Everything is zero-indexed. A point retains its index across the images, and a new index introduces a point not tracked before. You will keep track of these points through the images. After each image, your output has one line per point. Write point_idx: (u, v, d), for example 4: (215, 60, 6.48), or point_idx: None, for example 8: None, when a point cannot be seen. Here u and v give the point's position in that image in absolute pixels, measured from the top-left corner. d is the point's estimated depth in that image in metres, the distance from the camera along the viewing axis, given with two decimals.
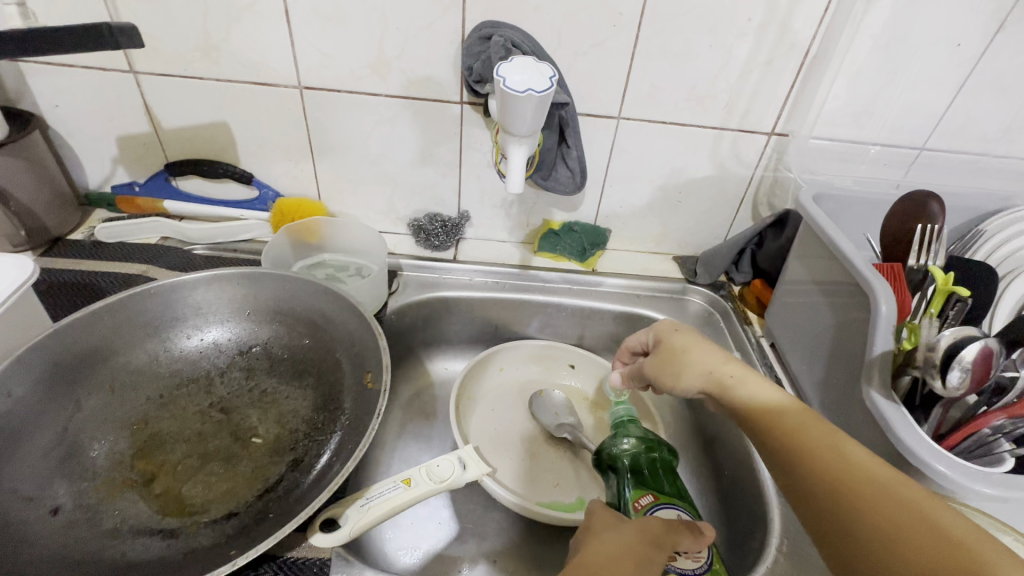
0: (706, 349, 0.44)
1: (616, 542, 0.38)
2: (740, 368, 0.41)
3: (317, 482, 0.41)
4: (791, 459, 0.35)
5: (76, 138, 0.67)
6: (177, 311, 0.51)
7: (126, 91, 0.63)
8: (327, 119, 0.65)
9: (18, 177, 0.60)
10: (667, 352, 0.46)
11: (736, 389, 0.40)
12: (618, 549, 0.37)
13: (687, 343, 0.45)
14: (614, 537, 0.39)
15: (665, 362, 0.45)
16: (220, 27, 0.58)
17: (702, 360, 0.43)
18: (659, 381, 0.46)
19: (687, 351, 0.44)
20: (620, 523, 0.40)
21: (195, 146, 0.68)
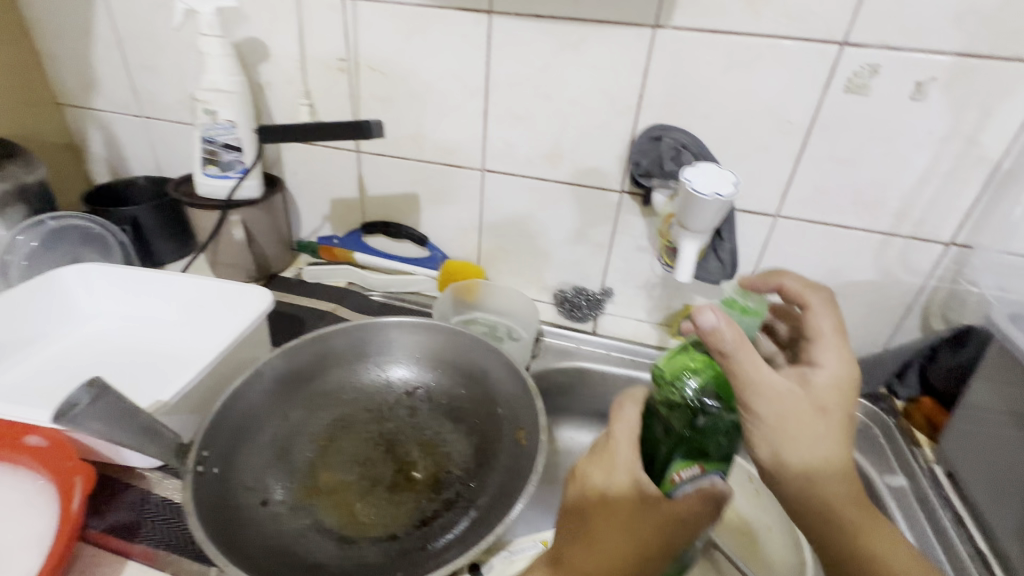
0: (820, 429, 0.41)
1: (608, 548, 0.39)
2: (825, 470, 0.41)
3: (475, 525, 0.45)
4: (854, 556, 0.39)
5: (302, 198, 0.84)
6: (365, 347, 0.60)
7: (348, 165, 0.79)
8: (499, 197, 0.75)
9: (259, 223, 0.76)
10: (789, 404, 0.40)
11: (816, 492, 0.40)
12: (614, 554, 0.38)
13: (824, 443, 0.41)
14: (614, 525, 0.40)
15: (793, 405, 0.40)
16: (431, 121, 0.71)
17: (796, 453, 0.41)
18: (764, 418, 0.40)
19: (796, 436, 0.40)
20: (617, 538, 0.39)
21: (388, 211, 0.81)
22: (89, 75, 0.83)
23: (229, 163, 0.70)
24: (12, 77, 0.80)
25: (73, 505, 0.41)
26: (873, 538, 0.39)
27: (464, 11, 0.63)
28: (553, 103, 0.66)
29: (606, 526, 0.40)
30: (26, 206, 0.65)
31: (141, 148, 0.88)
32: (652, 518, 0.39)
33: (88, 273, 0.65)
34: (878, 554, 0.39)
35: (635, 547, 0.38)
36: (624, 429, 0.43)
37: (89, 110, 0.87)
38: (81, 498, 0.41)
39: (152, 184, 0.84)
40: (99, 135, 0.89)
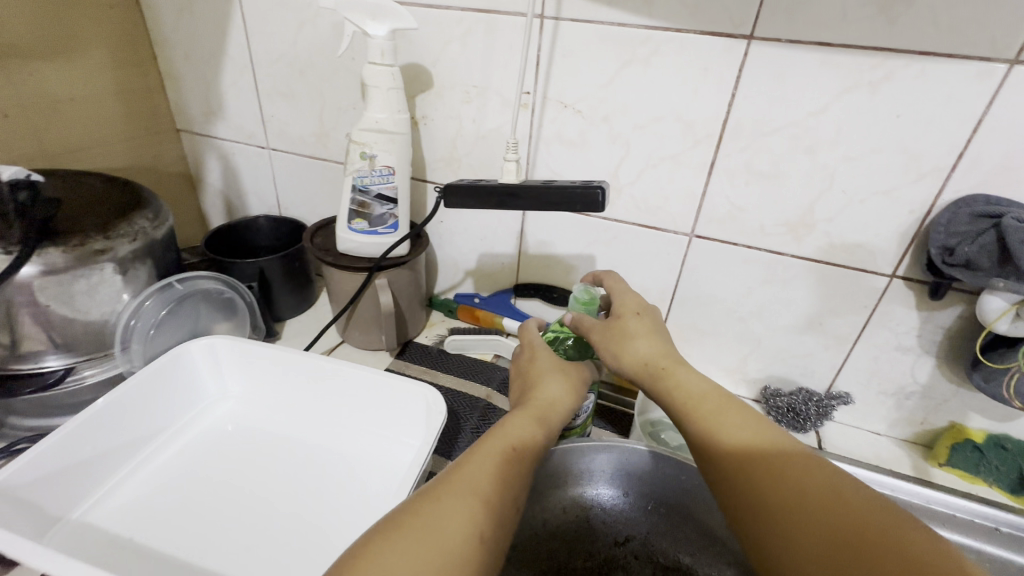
0: (630, 334, 0.42)
1: (556, 386, 0.42)
2: (677, 362, 0.40)
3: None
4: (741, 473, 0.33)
5: (444, 250, 0.71)
6: (578, 481, 0.46)
7: (509, 217, 0.65)
8: (706, 269, 0.59)
9: (402, 285, 0.62)
10: (616, 327, 0.43)
11: (667, 380, 0.39)
12: (559, 396, 0.42)
13: (643, 349, 0.41)
14: (548, 361, 0.45)
15: (614, 328, 0.43)
16: (632, 171, 0.56)
17: (637, 347, 0.41)
18: (593, 337, 0.43)
19: (634, 336, 0.42)
20: (559, 382, 0.43)
21: (550, 273, 0.67)
22: (215, 99, 0.73)
23: (380, 216, 0.58)
24: (136, 101, 0.71)
25: None
26: (729, 425, 0.35)
27: (710, 35, 0.47)
28: (815, 158, 0.49)
29: (545, 372, 0.44)
30: (152, 264, 0.54)
31: (262, 182, 0.78)
32: (579, 371, 0.45)
33: (230, 356, 0.56)
34: (722, 437, 0.35)
35: (569, 396, 0.43)
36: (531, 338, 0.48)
37: (210, 138, 0.77)
38: None
39: (274, 225, 0.73)
40: (217, 165, 0.79)
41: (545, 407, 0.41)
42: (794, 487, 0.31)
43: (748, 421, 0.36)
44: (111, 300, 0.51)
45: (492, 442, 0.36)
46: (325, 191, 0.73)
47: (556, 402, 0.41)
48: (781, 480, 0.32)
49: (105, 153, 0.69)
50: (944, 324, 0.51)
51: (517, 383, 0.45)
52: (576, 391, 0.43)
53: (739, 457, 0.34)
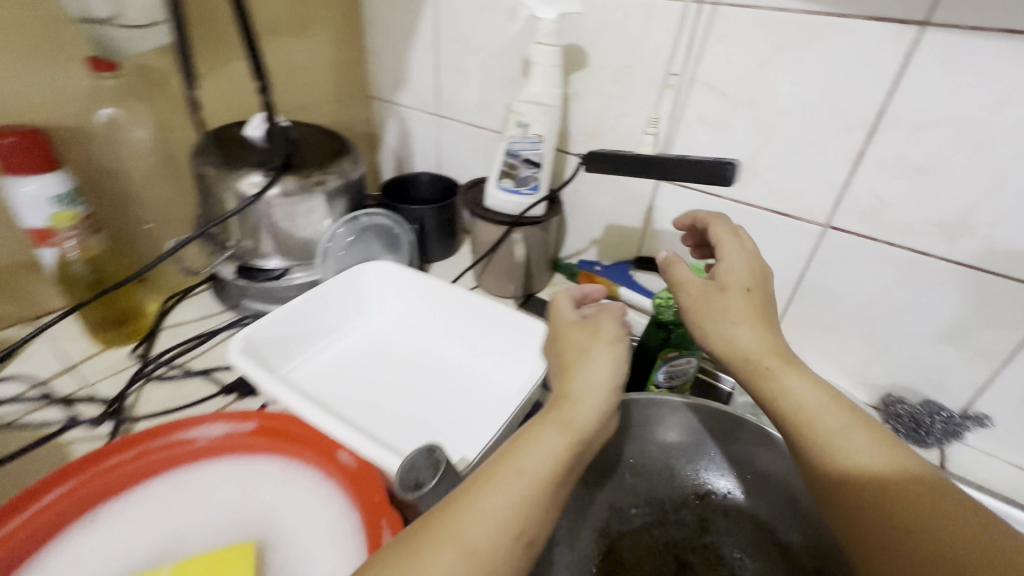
0: (734, 315, 0.41)
1: (602, 368, 0.39)
2: (781, 361, 0.39)
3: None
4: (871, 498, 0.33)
5: (574, 218, 0.77)
6: (669, 430, 0.50)
7: (640, 192, 0.69)
8: (837, 262, 0.58)
9: (536, 241, 0.70)
10: (719, 301, 0.42)
11: (774, 382, 0.38)
12: (601, 378, 0.39)
13: (746, 337, 0.40)
14: (588, 337, 0.42)
15: (712, 302, 0.42)
16: (771, 156, 0.57)
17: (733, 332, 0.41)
18: (691, 309, 0.43)
19: (735, 322, 0.41)
20: (604, 366, 0.39)
21: (672, 249, 0.70)
22: (402, 72, 0.87)
23: (525, 178, 0.66)
24: (345, 71, 0.88)
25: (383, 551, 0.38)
26: (852, 446, 0.35)
27: (875, 22, 0.47)
28: (982, 154, 0.46)
29: (591, 363, 0.39)
30: (347, 199, 0.69)
31: (429, 146, 0.91)
32: (621, 346, 0.41)
33: (383, 275, 0.68)
34: (848, 457, 0.34)
35: (604, 390, 0.38)
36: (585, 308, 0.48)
37: (393, 104, 0.92)
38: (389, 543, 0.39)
39: (434, 181, 0.85)
40: (395, 128, 0.94)
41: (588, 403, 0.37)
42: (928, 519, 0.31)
43: (875, 446, 0.35)
44: (317, 221, 0.67)
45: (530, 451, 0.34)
46: (479, 155, 0.83)
47: (600, 386, 0.38)
48: (906, 509, 0.32)
49: (319, 112, 0.87)
50: None
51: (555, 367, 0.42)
52: (626, 364, 0.40)
53: (864, 479, 0.34)
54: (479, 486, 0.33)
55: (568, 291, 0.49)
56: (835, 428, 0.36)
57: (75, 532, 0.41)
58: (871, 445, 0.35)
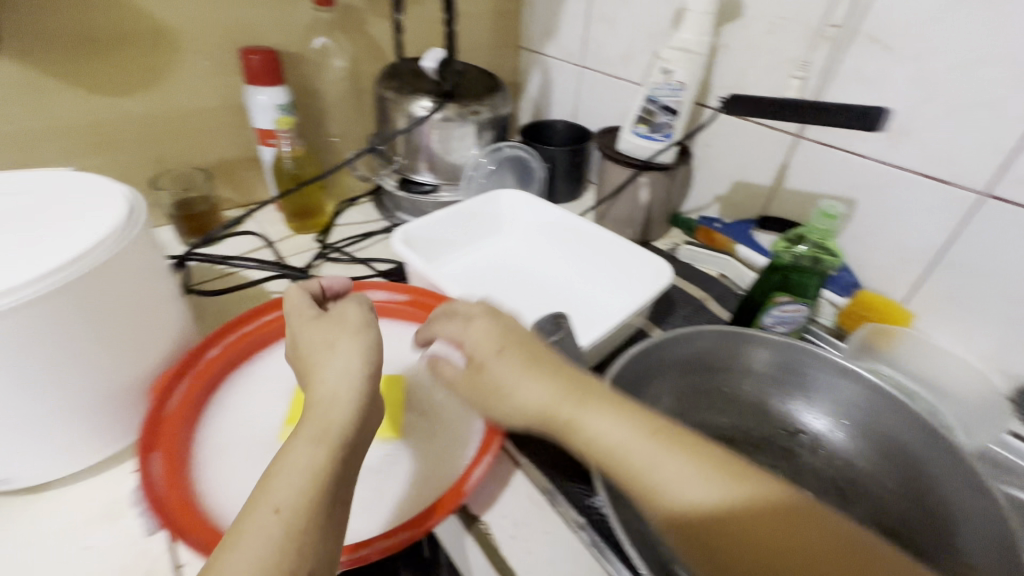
0: (523, 374, 0.39)
1: (336, 369, 0.38)
2: (576, 404, 0.37)
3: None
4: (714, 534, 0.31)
5: (701, 173, 0.79)
6: (766, 368, 0.53)
7: (776, 149, 0.69)
8: (990, 236, 0.54)
9: (660, 187, 0.74)
10: (489, 371, 0.41)
11: (575, 433, 0.37)
12: (340, 380, 0.37)
13: (530, 393, 0.39)
14: (329, 327, 0.42)
15: (479, 386, 0.42)
16: (931, 117, 0.54)
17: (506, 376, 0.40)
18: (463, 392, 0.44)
19: (509, 385, 0.40)
20: (336, 384, 0.37)
21: (801, 211, 0.69)
22: (553, 22, 0.93)
23: (660, 125, 0.69)
24: (501, 21, 0.96)
25: None
26: (677, 477, 0.32)
27: None
28: None
29: (325, 359, 0.39)
30: (493, 131, 0.78)
31: (568, 95, 0.97)
32: (348, 350, 0.39)
33: (517, 202, 0.75)
34: (679, 501, 0.32)
35: (351, 374, 0.38)
36: (295, 301, 0.45)
37: (540, 55, 0.98)
38: None
39: (569, 128, 0.91)
40: (538, 78, 1.01)
41: (332, 421, 0.35)
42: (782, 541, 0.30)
43: (701, 470, 0.32)
44: (467, 148, 0.77)
45: (293, 458, 0.32)
46: (615, 106, 0.88)
47: (341, 387, 0.37)
48: (763, 528, 0.31)
49: (474, 58, 0.96)
50: None
51: (301, 368, 0.41)
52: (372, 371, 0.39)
53: (704, 510, 0.31)
54: (266, 514, 0.30)
55: (317, 283, 0.49)
56: (648, 457, 0.34)
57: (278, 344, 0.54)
58: (696, 466, 0.33)
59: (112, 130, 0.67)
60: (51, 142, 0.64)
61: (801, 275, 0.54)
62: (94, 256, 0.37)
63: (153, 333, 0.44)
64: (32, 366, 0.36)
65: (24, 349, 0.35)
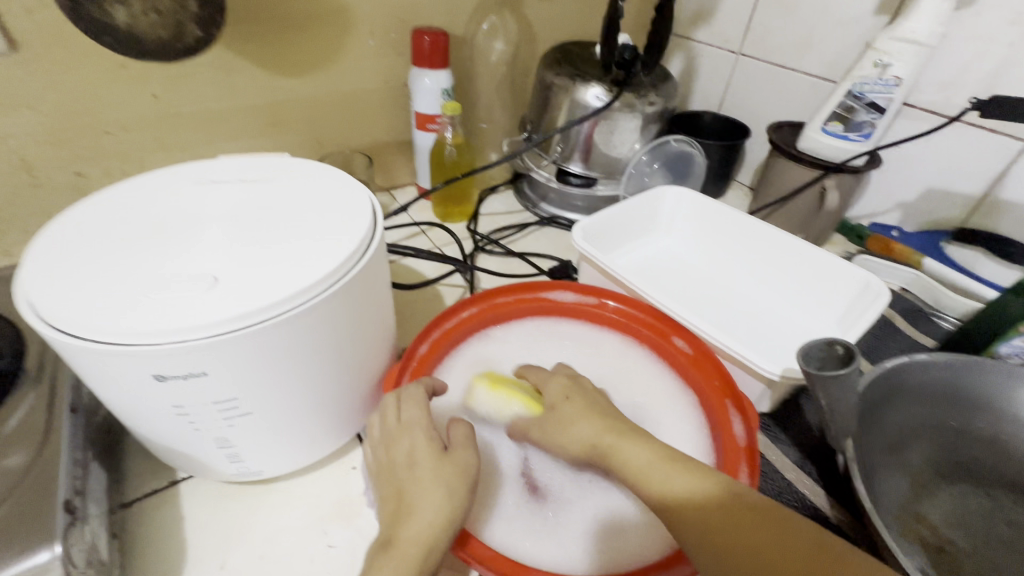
0: (580, 419, 0.42)
1: (428, 509, 0.35)
2: (617, 436, 0.40)
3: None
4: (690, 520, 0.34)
5: (881, 176, 0.73)
6: (1009, 404, 0.48)
7: (994, 155, 0.62)
8: None
9: (844, 192, 0.68)
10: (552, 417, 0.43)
11: (617, 463, 0.38)
12: (428, 518, 0.35)
13: (580, 429, 0.41)
14: (403, 453, 0.38)
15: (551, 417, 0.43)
16: None
17: (637, 454, 0.38)
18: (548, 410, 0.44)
19: (573, 420, 0.42)
20: (424, 514, 0.35)
21: (1015, 226, 0.62)
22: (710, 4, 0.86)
23: (859, 124, 0.64)
24: None
25: (737, 432, 0.43)
26: (651, 471, 0.37)
27: None
28: None
29: (424, 502, 0.36)
30: (657, 126, 0.74)
31: (715, 84, 0.90)
32: (431, 476, 0.37)
33: (681, 201, 0.71)
34: (658, 494, 0.35)
35: (444, 515, 0.35)
36: (408, 409, 0.39)
37: (686, 39, 0.92)
38: (742, 427, 0.43)
39: (720, 120, 0.86)
40: (680, 63, 0.95)
41: (415, 552, 0.33)
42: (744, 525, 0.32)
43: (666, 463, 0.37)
44: (629, 143, 0.73)
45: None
46: (777, 98, 0.81)
47: (429, 533, 0.34)
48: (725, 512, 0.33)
49: None
50: None
51: (388, 494, 0.37)
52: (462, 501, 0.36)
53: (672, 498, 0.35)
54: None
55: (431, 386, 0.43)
56: (629, 453, 0.38)
57: (476, 341, 0.53)
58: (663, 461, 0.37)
59: (282, 111, 0.66)
60: (231, 123, 0.64)
61: None
62: (361, 255, 0.36)
63: (383, 331, 0.43)
64: (303, 365, 0.35)
65: (303, 349, 0.34)
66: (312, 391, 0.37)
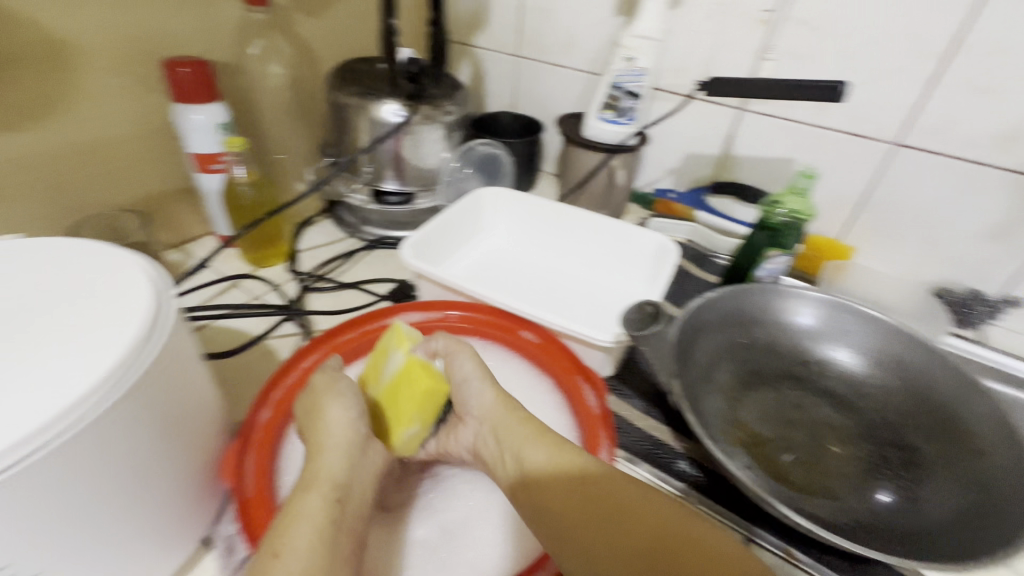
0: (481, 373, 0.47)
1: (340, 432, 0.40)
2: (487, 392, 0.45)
3: (965, 538, 0.41)
4: (588, 505, 0.37)
5: (652, 150, 0.86)
6: (773, 314, 0.62)
7: (722, 122, 0.77)
8: (901, 175, 0.68)
9: (627, 168, 0.78)
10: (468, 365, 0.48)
11: (517, 440, 0.42)
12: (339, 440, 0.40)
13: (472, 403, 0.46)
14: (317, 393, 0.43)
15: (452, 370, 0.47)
16: (854, 84, 0.66)
17: (537, 453, 0.40)
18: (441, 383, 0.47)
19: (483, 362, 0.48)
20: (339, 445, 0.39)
21: (748, 174, 0.79)
22: (482, 13, 0.91)
23: (625, 109, 0.74)
24: None
25: (591, 402, 0.47)
26: (549, 453, 0.40)
27: None
28: None
29: (335, 434, 0.40)
30: (461, 131, 0.76)
31: (505, 84, 0.96)
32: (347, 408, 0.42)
33: (499, 199, 0.75)
34: (553, 476, 0.39)
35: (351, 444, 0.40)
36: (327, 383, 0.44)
37: (469, 47, 0.97)
38: (595, 396, 0.48)
39: (515, 119, 0.92)
40: (469, 70, 0.99)
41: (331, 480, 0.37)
42: (635, 516, 0.36)
43: (571, 456, 0.40)
44: (437, 152, 0.74)
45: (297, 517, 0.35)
46: (559, 94, 0.90)
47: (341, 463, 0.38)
48: (617, 505, 0.37)
49: None
50: None
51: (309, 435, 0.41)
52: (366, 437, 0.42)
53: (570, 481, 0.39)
54: (266, 559, 0.32)
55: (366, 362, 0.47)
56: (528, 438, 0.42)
57: None
58: (557, 451, 0.40)
59: None
60: None
61: (787, 229, 0.62)
62: (148, 341, 0.30)
63: (199, 440, 0.36)
64: (74, 519, 0.28)
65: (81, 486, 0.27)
66: (99, 542, 0.30)
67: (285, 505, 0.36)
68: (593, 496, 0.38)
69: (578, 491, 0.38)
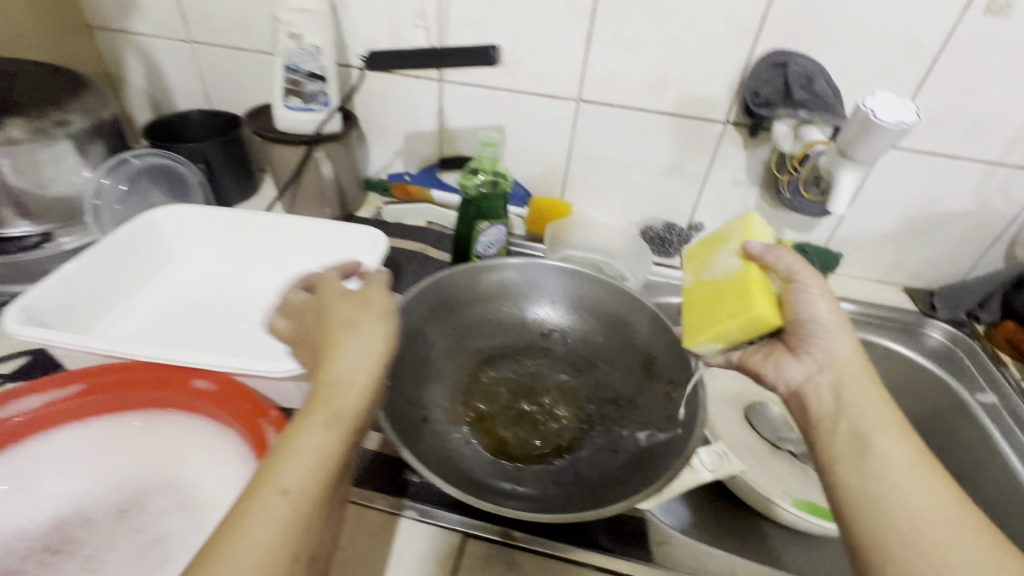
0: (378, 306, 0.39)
1: (356, 370, 0.34)
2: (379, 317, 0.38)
3: (648, 473, 0.45)
4: (907, 486, 0.34)
5: (373, 133, 0.80)
6: (499, 288, 0.60)
7: (428, 96, 0.74)
8: (591, 129, 0.72)
9: (338, 157, 0.71)
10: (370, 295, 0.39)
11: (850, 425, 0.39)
12: (354, 383, 0.34)
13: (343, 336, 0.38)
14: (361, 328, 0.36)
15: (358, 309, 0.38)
16: (529, 45, 0.67)
17: (899, 446, 0.36)
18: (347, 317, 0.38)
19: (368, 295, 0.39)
20: (354, 373, 0.34)
21: (468, 146, 0.78)
22: None
23: (312, 94, 0.65)
24: None
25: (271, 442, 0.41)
26: (895, 450, 0.36)
27: None
28: (666, 26, 0.62)
29: (354, 353, 0.35)
30: (103, 142, 0.61)
31: (187, 77, 0.81)
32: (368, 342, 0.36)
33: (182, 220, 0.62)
34: (904, 469, 0.35)
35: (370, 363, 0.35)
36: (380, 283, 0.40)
37: (126, 34, 0.78)
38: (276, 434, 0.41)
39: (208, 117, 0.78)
40: (138, 63, 0.81)
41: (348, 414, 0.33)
42: (921, 509, 0.33)
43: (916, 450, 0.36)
44: (72, 174, 0.58)
45: (304, 445, 0.31)
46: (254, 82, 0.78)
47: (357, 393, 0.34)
48: (951, 497, 0.34)
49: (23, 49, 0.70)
50: (760, 158, 0.69)
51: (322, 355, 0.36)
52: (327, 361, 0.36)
53: (942, 490, 0.34)
54: (273, 496, 0.29)
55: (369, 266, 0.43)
56: (904, 445, 0.36)
57: None
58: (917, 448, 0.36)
59: None
60: None
61: (488, 197, 0.62)
62: None
63: None
64: None
65: None
66: None
67: (292, 426, 0.32)
68: (941, 492, 0.34)
69: (938, 493, 0.34)
